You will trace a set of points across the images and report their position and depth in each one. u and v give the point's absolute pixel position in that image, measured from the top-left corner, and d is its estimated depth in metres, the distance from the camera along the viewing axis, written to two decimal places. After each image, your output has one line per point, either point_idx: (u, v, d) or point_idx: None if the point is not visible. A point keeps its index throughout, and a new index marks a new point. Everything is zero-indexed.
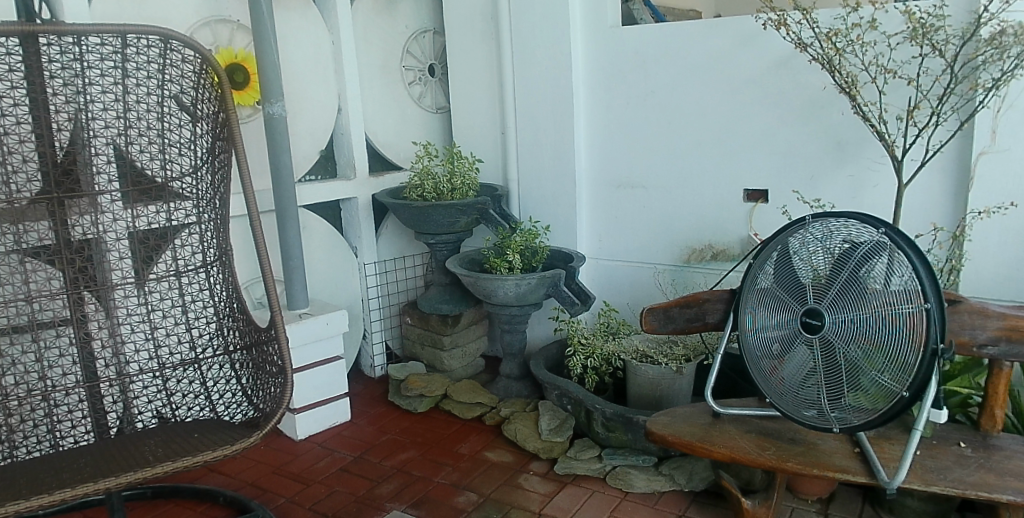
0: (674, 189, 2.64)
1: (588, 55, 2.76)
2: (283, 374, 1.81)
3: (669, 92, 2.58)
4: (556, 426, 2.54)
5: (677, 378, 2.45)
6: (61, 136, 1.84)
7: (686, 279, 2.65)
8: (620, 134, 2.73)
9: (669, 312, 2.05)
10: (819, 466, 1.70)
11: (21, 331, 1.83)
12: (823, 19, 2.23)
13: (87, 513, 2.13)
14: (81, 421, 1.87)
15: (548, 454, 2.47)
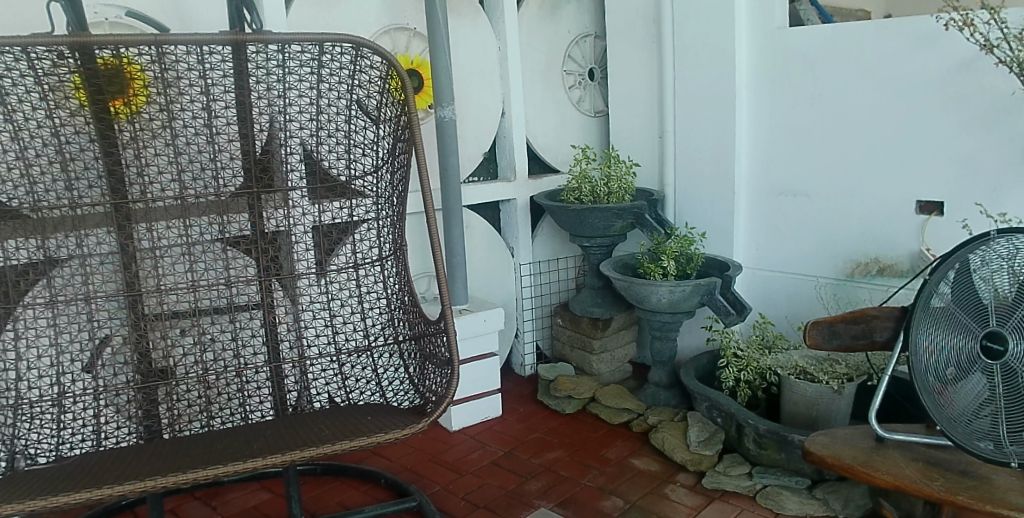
0: (839, 199, 2.49)
1: (752, 58, 2.66)
2: (450, 366, 1.87)
3: (837, 96, 2.44)
4: (706, 439, 2.47)
5: (836, 399, 2.31)
6: (260, 136, 1.96)
7: (849, 294, 2.49)
8: (782, 139, 2.62)
9: (834, 327, 1.85)
10: (995, 503, 1.53)
11: (221, 312, 1.99)
12: (1012, 19, 2.05)
13: (267, 483, 2.24)
14: (266, 398, 1.99)
15: (695, 467, 2.41)
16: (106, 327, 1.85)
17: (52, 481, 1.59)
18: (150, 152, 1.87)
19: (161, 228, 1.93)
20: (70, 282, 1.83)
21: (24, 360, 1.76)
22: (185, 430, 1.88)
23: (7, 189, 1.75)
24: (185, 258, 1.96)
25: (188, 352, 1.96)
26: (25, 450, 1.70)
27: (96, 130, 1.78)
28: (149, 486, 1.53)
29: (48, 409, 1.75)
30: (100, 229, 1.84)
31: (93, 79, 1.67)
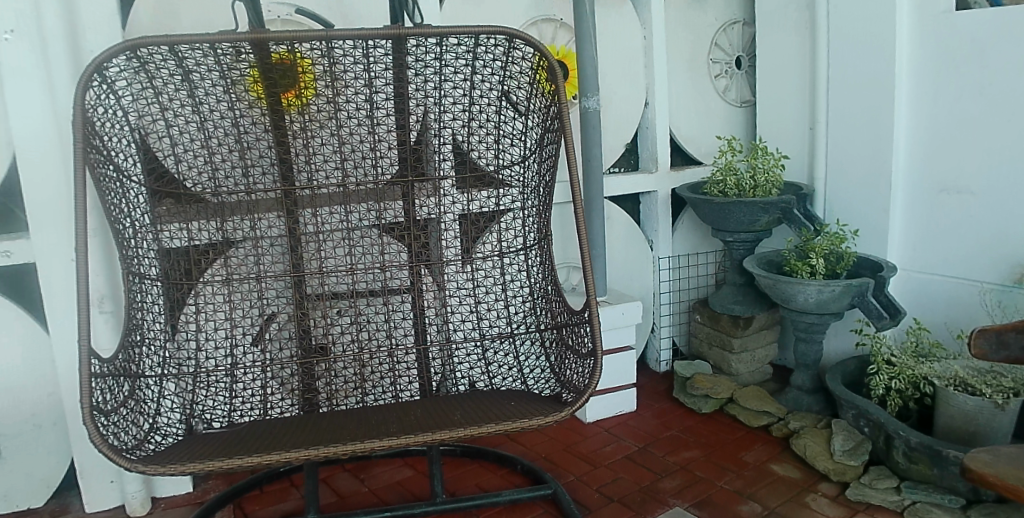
0: (1010, 197, 2.27)
1: (914, 44, 2.46)
2: (594, 357, 1.86)
3: (1012, 85, 2.22)
4: (851, 448, 2.32)
5: (998, 414, 2.12)
6: (413, 126, 2.01)
7: (1016, 302, 2.26)
8: (945, 131, 2.41)
9: (1002, 336, 1.55)
10: None
11: (376, 295, 2.07)
12: None
13: (410, 460, 2.33)
14: (411, 380, 2.06)
15: (840, 478, 2.27)
16: (273, 304, 1.97)
17: (226, 443, 1.72)
18: (317, 142, 1.97)
19: (324, 213, 2.01)
20: (244, 262, 1.95)
21: (203, 331, 1.89)
22: (342, 404, 1.98)
23: (192, 175, 1.88)
24: (345, 243, 2.04)
25: (345, 330, 2.05)
26: (202, 414, 1.82)
27: (270, 122, 1.88)
28: (311, 455, 1.63)
29: (221, 379, 1.87)
30: (272, 213, 1.95)
31: (270, 73, 1.76)
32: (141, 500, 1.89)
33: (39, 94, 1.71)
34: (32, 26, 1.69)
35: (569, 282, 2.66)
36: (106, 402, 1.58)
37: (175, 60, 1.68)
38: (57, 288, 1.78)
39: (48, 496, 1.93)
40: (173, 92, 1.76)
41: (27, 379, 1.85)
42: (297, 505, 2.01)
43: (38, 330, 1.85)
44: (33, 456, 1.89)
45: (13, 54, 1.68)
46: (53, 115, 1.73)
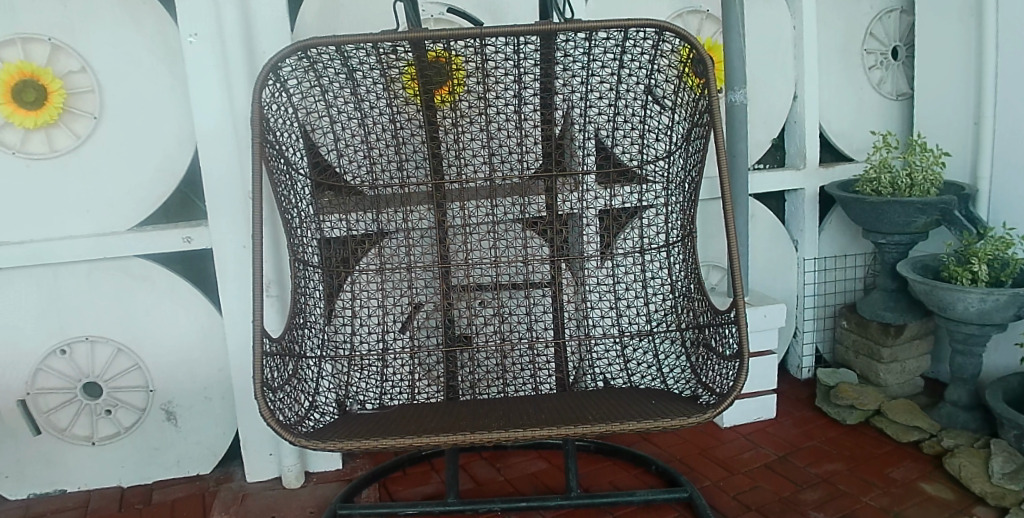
0: None
1: None
2: (739, 358, 1.76)
3: None
4: (1012, 471, 2.12)
5: None
6: (556, 116, 2.02)
7: None
8: None
9: None
10: None
11: (518, 288, 2.10)
12: None
13: (544, 453, 2.35)
14: (547, 377, 2.06)
15: (997, 502, 2.10)
16: (421, 293, 2.04)
17: (377, 423, 1.81)
18: (466, 137, 2.02)
19: (471, 207, 2.06)
20: (396, 253, 2.03)
21: (357, 317, 1.99)
22: (484, 393, 2.03)
23: (351, 168, 1.97)
24: (490, 236, 2.08)
25: (487, 320, 2.09)
26: (356, 396, 1.92)
27: (424, 117, 1.94)
28: (458, 441, 1.67)
29: (374, 362, 1.96)
30: (422, 207, 2.01)
31: (425, 71, 1.82)
32: (296, 473, 2.00)
33: (218, 91, 1.83)
34: (214, 28, 1.81)
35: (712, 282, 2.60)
36: (275, 379, 1.68)
37: (341, 60, 1.77)
38: (229, 272, 1.91)
39: (214, 464, 2.08)
40: (338, 90, 1.86)
41: (202, 355, 2.01)
42: (438, 489, 2.06)
43: (212, 310, 1.99)
44: (206, 427, 2.05)
45: (197, 55, 1.81)
46: (230, 113, 1.85)
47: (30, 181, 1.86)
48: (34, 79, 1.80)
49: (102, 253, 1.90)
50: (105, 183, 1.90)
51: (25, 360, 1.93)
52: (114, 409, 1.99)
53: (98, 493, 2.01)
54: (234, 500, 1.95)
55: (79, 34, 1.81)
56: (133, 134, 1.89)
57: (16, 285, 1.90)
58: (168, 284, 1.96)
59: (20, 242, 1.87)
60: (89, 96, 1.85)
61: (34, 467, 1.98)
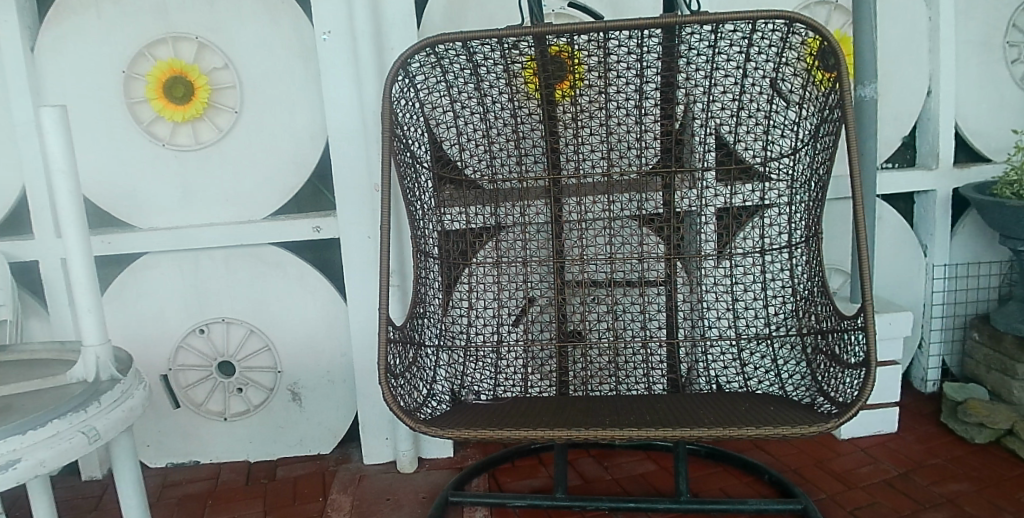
0: None
1: None
2: (866, 366, 1.66)
3: None
4: None
5: None
6: (676, 110, 1.98)
7: None
8: None
9: None
10: None
11: (632, 286, 2.08)
12: None
13: (653, 454, 2.33)
14: (659, 377, 2.03)
15: None
16: (536, 288, 2.05)
17: (489, 414, 1.83)
18: (585, 132, 2.01)
19: (588, 202, 2.05)
20: (513, 246, 2.05)
21: (473, 309, 2.03)
22: (596, 389, 2.03)
23: (473, 162, 2.01)
24: (607, 232, 2.07)
25: (601, 317, 2.08)
26: (471, 386, 1.95)
27: (544, 112, 1.95)
28: (572, 436, 1.67)
29: (489, 354, 1.99)
30: (540, 201, 2.03)
31: (547, 65, 1.83)
32: (410, 459, 2.05)
33: (348, 86, 1.90)
34: (346, 26, 1.87)
35: (834, 287, 2.53)
36: (398, 366, 1.73)
37: (467, 55, 1.82)
38: (354, 261, 1.98)
39: (334, 445, 2.16)
40: (462, 85, 1.91)
41: (326, 340, 2.09)
42: (546, 483, 2.07)
43: (336, 297, 2.07)
44: (327, 409, 2.13)
45: (329, 52, 1.88)
46: (360, 107, 1.91)
47: (177, 171, 1.99)
48: (183, 75, 1.93)
49: (239, 239, 2.01)
50: (244, 174, 2.01)
51: (168, 338, 2.07)
52: (245, 388, 2.10)
53: (228, 466, 2.13)
54: (352, 481, 2.02)
55: (224, 33, 1.93)
56: (268, 127, 1.98)
57: (163, 266, 2.04)
58: (297, 272, 2.05)
59: (168, 229, 2.01)
60: (231, 92, 1.96)
61: (172, 437, 2.12)
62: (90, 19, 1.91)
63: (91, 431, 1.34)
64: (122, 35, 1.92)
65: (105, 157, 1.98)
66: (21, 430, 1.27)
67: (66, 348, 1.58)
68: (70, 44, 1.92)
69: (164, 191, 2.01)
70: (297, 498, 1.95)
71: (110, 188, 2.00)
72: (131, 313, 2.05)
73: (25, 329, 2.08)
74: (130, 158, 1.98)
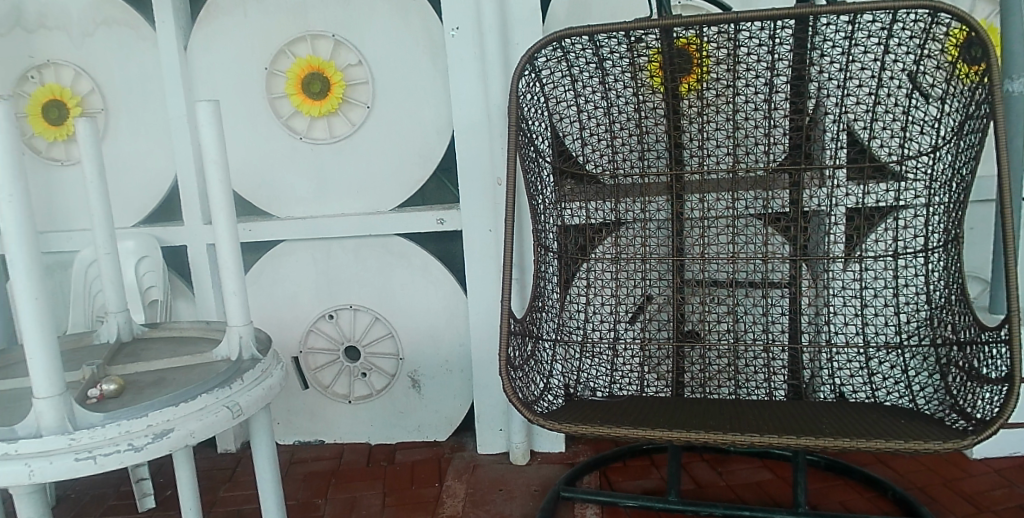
0: None
1: None
2: (1009, 382, 1.53)
3: None
4: None
5: None
6: (808, 105, 1.89)
7: None
8: None
9: None
10: None
11: (755, 286, 2.01)
12: None
13: (770, 464, 2.27)
14: (779, 380, 1.97)
15: None
16: (654, 286, 2.03)
17: (603, 412, 1.81)
18: (711, 127, 1.97)
19: (711, 199, 1.99)
20: (632, 242, 2.03)
21: (591, 305, 2.02)
22: (715, 392, 1.97)
23: (594, 157, 2.00)
24: (729, 230, 2.01)
25: (721, 318, 2.03)
26: (587, 382, 1.95)
27: (669, 106, 1.91)
28: (690, 438, 1.62)
29: (605, 351, 1.98)
30: (661, 197, 2.00)
31: (672, 59, 1.81)
32: (523, 451, 2.07)
33: (474, 82, 1.92)
34: (473, 21, 1.90)
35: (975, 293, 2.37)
36: (517, 358, 1.75)
37: (593, 49, 1.83)
38: (475, 253, 2.01)
39: (450, 433, 2.21)
40: (587, 79, 1.91)
41: (445, 330, 2.14)
42: (658, 485, 2.04)
43: (456, 288, 2.10)
44: (445, 397, 2.18)
45: (457, 47, 1.91)
46: (485, 102, 1.93)
47: (313, 163, 2.09)
48: (320, 71, 2.02)
49: (367, 229, 2.08)
50: (374, 166, 2.08)
51: (300, 322, 2.18)
52: (368, 373, 2.18)
53: (349, 446, 2.23)
54: (467, 469, 2.06)
55: (358, 30, 2.00)
56: (394, 121, 2.04)
57: (296, 253, 2.15)
58: (421, 263, 2.11)
59: (304, 218, 2.11)
60: (363, 87, 2.03)
61: (301, 416, 2.24)
62: (237, 18, 2.04)
63: (235, 406, 1.40)
64: (265, 34, 2.03)
65: (250, 149, 2.11)
66: (173, 403, 1.35)
67: (212, 326, 1.67)
68: (219, 43, 2.05)
69: (300, 183, 2.11)
70: (415, 483, 2.01)
71: (253, 179, 2.13)
72: (267, 297, 2.18)
73: (174, 309, 2.27)
74: (271, 151, 2.10)
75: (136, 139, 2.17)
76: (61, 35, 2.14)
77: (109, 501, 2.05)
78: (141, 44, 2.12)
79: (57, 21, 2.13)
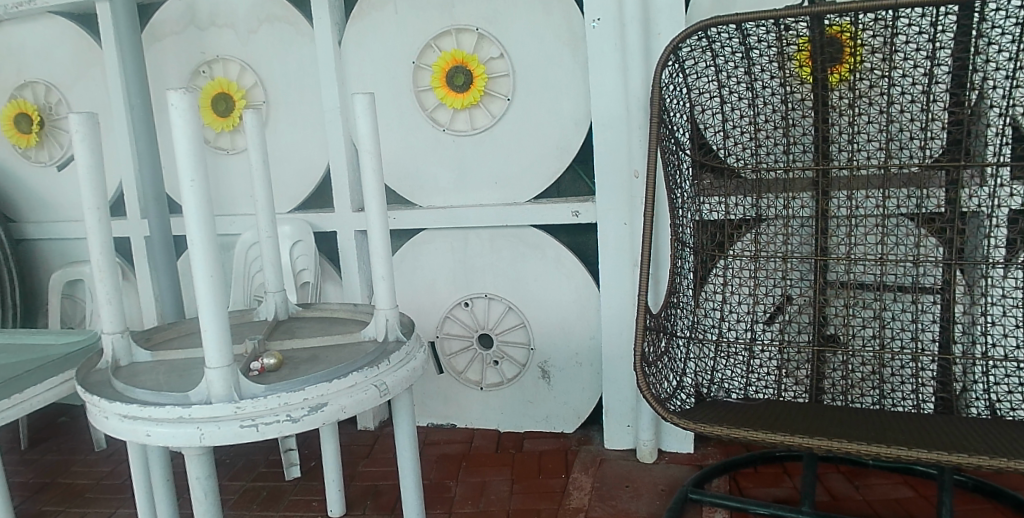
0: None
1: None
2: None
3: None
4: None
5: None
6: (970, 97, 1.72)
7: None
8: None
9: None
10: None
11: (904, 291, 1.86)
12: None
13: (911, 480, 2.13)
14: (926, 393, 1.82)
15: None
16: (795, 287, 1.94)
17: (737, 413, 1.75)
18: (863, 120, 1.84)
19: (860, 196, 1.85)
20: (773, 240, 1.94)
21: (727, 303, 1.96)
22: (858, 401, 1.86)
23: (735, 151, 1.94)
24: (878, 231, 1.85)
25: (866, 324, 1.90)
26: (722, 383, 1.91)
27: (817, 97, 1.84)
28: (831, 447, 1.52)
29: (741, 352, 1.92)
30: (806, 194, 1.90)
31: (823, 48, 1.76)
32: (650, 449, 2.05)
33: (615, 73, 1.91)
34: (615, 12, 1.88)
35: None
36: (651, 354, 1.77)
37: (740, 38, 1.82)
38: (609, 247, 2.01)
39: (577, 425, 2.23)
40: (732, 69, 1.88)
41: (576, 322, 2.15)
42: (790, 494, 1.96)
43: (588, 280, 2.10)
44: (573, 390, 2.20)
45: (598, 38, 1.91)
46: (625, 94, 1.92)
47: (454, 155, 2.16)
48: (463, 65, 2.07)
49: (504, 220, 2.13)
50: (511, 157, 2.11)
51: (437, 308, 2.27)
52: (500, 361, 2.24)
53: (480, 432, 2.30)
54: (593, 463, 2.06)
55: (500, 23, 2.03)
56: (534, 113, 2.06)
57: (435, 242, 2.23)
58: (555, 254, 2.13)
59: (445, 208, 2.18)
60: (504, 80, 2.07)
61: (434, 400, 2.34)
62: (388, 14, 2.13)
63: (383, 385, 1.46)
64: (413, 30, 2.11)
65: (395, 142, 2.20)
66: (328, 379, 1.41)
67: (359, 308, 1.75)
68: (368, 37, 2.15)
69: (441, 174, 2.19)
70: (542, 472, 2.03)
71: (398, 169, 2.22)
72: (408, 282, 2.29)
73: (324, 291, 2.41)
74: (415, 142, 2.18)
75: (292, 130, 2.31)
76: (230, 32, 2.31)
77: (260, 467, 2.20)
78: (298, 40, 2.25)
79: (227, 20, 2.30)
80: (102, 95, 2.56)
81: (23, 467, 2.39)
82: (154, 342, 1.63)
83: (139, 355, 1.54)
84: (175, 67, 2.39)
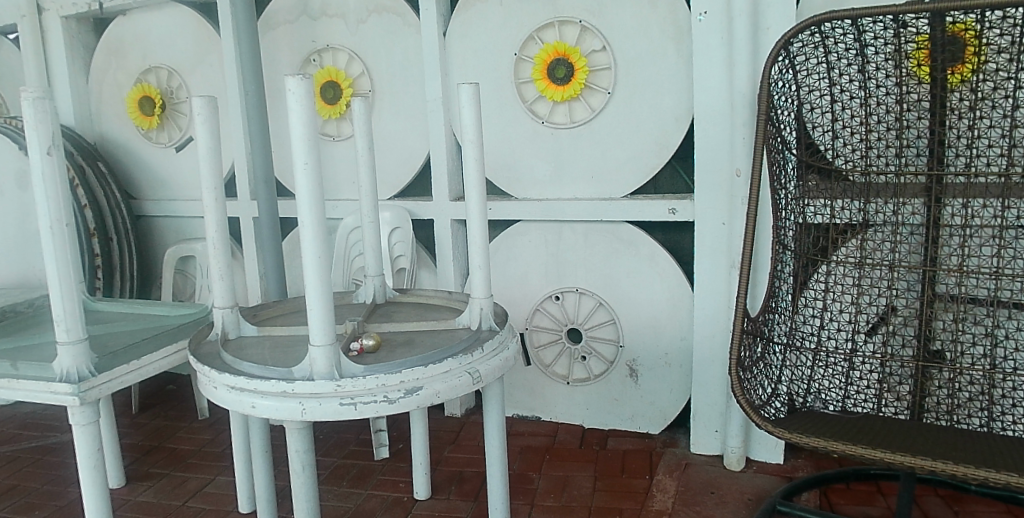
0: None
1: None
2: None
3: None
4: None
5: None
6: None
7: None
8: None
9: None
10: None
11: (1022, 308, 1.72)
12: None
13: (1016, 510, 2.01)
14: None
15: None
16: (901, 297, 1.84)
17: (833, 424, 1.69)
18: (984, 124, 1.72)
19: (976, 205, 1.74)
20: (880, 247, 1.84)
21: (828, 311, 1.90)
22: (964, 422, 1.76)
23: (844, 151, 1.85)
24: (996, 242, 1.72)
25: (976, 341, 1.78)
26: (819, 394, 1.85)
27: (934, 98, 1.73)
28: (935, 467, 1.42)
29: (840, 362, 1.85)
30: (917, 200, 1.80)
31: (944, 47, 1.65)
32: (738, 457, 2.00)
33: (720, 67, 1.87)
34: (723, 5, 1.84)
35: None
36: (747, 359, 1.73)
37: (855, 34, 1.73)
38: (706, 247, 1.98)
39: (663, 427, 2.20)
40: (845, 67, 1.79)
41: (667, 322, 2.11)
42: (884, 514, 1.88)
43: (682, 280, 2.07)
44: (661, 390, 2.17)
45: (704, 31, 1.87)
46: (730, 90, 1.87)
47: (552, 147, 2.16)
48: (565, 57, 2.08)
49: (599, 215, 2.12)
50: (609, 151, 2.10)
51: (528, 300, 2.29)
52: (588, 356, 2.24)
53: (564, 426, 2.31)
54: (678, 466, 2.04)
55: (604, 16, 2.02)
56: (635, 107, 2.04)
57: (529, 234, 2.24)
58: (648, 252, 2.10)
59: (541, 200, 2.19)
60: (606, 73, 2.05)
61: (521, 392, 2.37)
62: (492, 6, 2.15)
63: (475, 373, 1.47)
64: (516, 21, 2.13)
65: (495, 132, 2.23)
66: (423, 363, 1.42)
67: (454, 295, 1.78)
68: (473, 28, 2.18)
69: (538, 166, 2.20)
70: (625, 472, 2.02)
71: (496, 160, 2.25)
72: (501, 272, 2.31)
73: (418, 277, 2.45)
74: (514, 134, 2.20)
75: (394, 119, 2.36)
76: (339, 22, 2.38)
77: (351, 446, 2.27)
78: (405, 29, 2.30)
79: (337, 10, 2.38)
80: (219, 80, 2.68)
81: (134, 429, 2.55)
82: (261, 318, 1.71)
83: (248, 329, 1.61)
84: (288, 55, 2.48)
